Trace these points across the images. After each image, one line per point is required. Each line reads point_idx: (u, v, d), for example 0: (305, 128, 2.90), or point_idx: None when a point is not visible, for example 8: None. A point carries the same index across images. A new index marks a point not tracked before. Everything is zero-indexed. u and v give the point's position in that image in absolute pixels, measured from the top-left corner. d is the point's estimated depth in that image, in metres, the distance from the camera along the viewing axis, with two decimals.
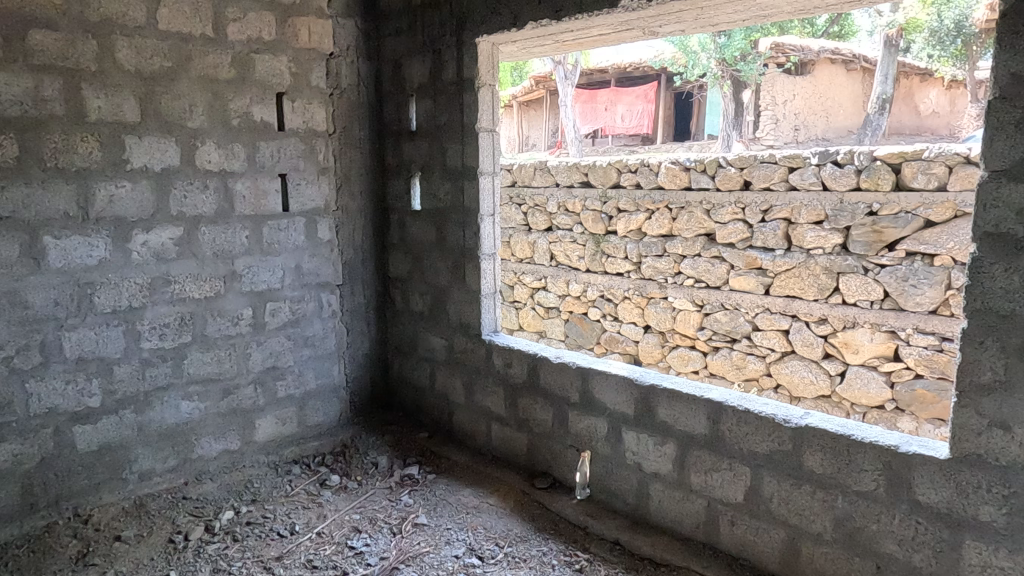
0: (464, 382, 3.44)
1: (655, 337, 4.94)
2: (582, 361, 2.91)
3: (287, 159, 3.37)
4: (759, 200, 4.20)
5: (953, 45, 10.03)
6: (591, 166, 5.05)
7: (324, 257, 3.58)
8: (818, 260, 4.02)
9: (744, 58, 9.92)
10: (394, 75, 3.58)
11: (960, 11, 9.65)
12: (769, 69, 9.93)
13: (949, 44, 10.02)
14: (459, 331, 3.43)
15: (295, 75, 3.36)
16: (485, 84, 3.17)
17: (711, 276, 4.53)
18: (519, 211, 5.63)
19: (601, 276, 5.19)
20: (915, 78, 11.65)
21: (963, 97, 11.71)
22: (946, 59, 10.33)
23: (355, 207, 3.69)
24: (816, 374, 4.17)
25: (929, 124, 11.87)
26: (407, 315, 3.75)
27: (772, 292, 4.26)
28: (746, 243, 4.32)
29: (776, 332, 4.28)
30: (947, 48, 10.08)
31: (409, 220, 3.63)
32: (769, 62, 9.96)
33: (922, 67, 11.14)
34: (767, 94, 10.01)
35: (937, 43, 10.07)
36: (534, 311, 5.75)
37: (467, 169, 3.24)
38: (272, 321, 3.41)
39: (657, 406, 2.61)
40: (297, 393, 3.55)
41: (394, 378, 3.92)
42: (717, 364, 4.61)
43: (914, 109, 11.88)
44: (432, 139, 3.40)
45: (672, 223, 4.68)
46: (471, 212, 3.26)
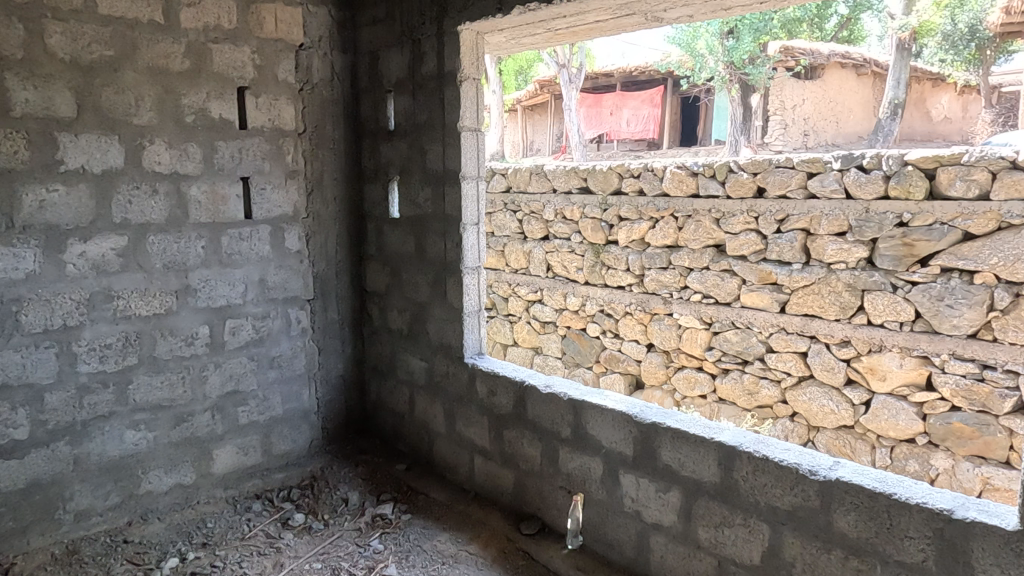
0: (444, 410, 3.09)
1: (659, 356, 4.57)
2: (574, 392, 2.56)
3: (250, 161, 3.04)
4: (774, 208, 3.86)
5: (968, 49, 9.85)
6: (592, 171, 4.71)
7: (293, 269, 3.24)
8: (840, 276, 3.65)
9: (752, 61, 9.53)
10: (371, 69, 3.25)
11: (974, 14, 9.39)
12: (779, 73, 9.70)
13: (964, 48, 9.81)
14: (440, 353, 3.08)
15: (259, 68, 3.03)
16: (469, 77, 2.83)
17: (720, 291, 4.16)
18: (514, 218, 5.29)
19: (600, 288, 4.82)
20: (926, 83, 11.24)
21: (976, 102, 11.32)
22: (959, 64, 10.06)
23: (328, 214, 3.36)
24: (837, 403, 3.78)
25: (941, 130, 11.48)
26: (385, 333, 3.41)
27: (788, 310, 3.89)
28: (760, 256, 3.96)
29: (793, 354, 3.90)
30: (960, 53, 9.87)
31: (386, 228, 3.29)
32: (778, 65, 9.62)
33: (934, 72, 10.71)
34: (776, 99, 9.80)
35: (951, 47, 9.84)
36: (528, 325, 5.39)
37: (449, 173, 2.90)
38: (233, 340, 3.08)
39: (659, 447, 2.25)
40: (261, 419, 3.22)
41: (371, 401, 3.58)
42: (726, 388, 4.24)
43: (925, 115, 11.39)
44: (412, 139, 3.07)
45: (678, 233, 4.32)
46: (453, 222, 2.92)
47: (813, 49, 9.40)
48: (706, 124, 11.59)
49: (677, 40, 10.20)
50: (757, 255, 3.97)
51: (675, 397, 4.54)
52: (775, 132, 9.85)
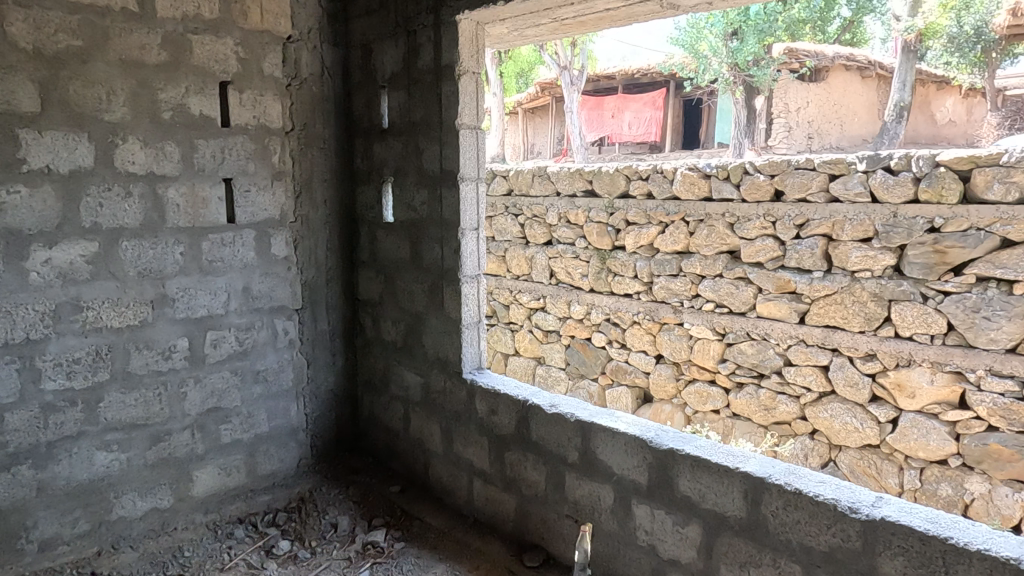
0: (442, 428, 2.88)
1: (669, 368, 4.35)
2: (581, 413, 2.35)
3: (233, 162, 2.83)
4: (794, 213, 3.65)
5: (974, 51, 9.55)
6: (597, 173, 4.51)
7: (280, 277, 3.03)
8: (864, 284, 3.45)
9: (756, 63, 9.32)
10: (363, 63, 3.04)
11: (980, 16, 9.08)
12: (784, 74, 9.46)
13: (969, 50, 9.51)
14: (436, 368, 2.87)
15: (243, 61, 2.82)
16: (467, 71, 2.62)
17: (734, 300, 3.95)
18: (515, 222, 5.08)
19: (606, 296, 4.61)
20: (931, 86, 11.08)
21: (981, 106, 11.06)
22: (965, 66, 9.78)
23: (318, 218, 3.15)
24: (862, 420, 3.56)
25: (945, 133, 11.23)
26: (378, 345, 3.20)
27: (808, 320, 3.68)
28: (778, 263, 3.75)
29: (814, 368, 3.68)
30: (966, 55, 9.56)
31: (380, 233, 3.08)
32: (782, 67, 9.39)
33: (940, 75, 10.58)
34: (780, 101, 9.54)
35: (956, 50, 9.56)
36: (530, 333, 5.17)
37: (446, 174, 2.69)
38: (214, 353, 2.87)
39: (677, 477, 2.04)
40: (245, 437, 3.00)
41: (364, 417, 3.36)
42: (741, 403, 4.01)
43: (930, 118, 11.22)
44: (407, 138, 2.86)
45: (690, 239, 4.11)
46: (450, 227, 2.71)
47: (816, 52, 9.34)
48: (710, 126, 11.39)
49: (681, 41, 10.05)
50: (774, 262, 3.76)
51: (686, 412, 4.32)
52: (778, 134, 9.62)
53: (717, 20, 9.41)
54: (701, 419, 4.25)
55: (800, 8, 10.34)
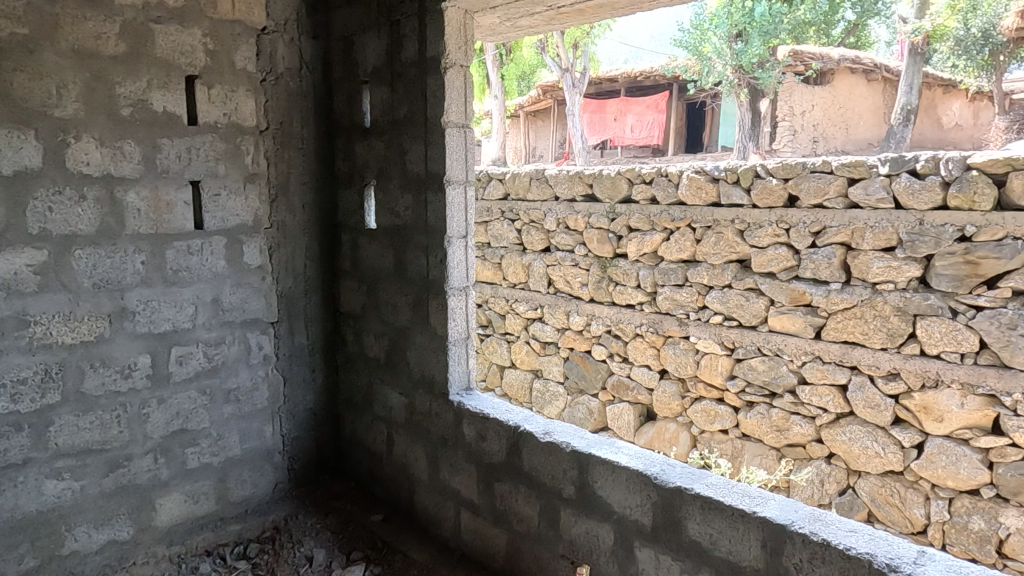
0: (427, 453, 2.65)
1: (673, 385, 4.10)
2: (578, 442, 2.11)
3: (201, 163, 2.61)
4: (809, 220, 3.42)
5: (982, 54, 9.36)
6: (598, 176, 4.27)
7: (253, 287, 2.81)
8: (887, 297, 3.21)
9: (762, 65, 9.17)
10: (344, 57, 2.82)
11: (987, 19, 8.98)
12: (788, 77, 9.07)
13: (977, 53, 9.33)
14: (421, 388, 2.64)
15: (212, 53, 2.60)
16: (455, 63, 2.39)
17: (744, 313, 3.71)
18: (512, 228, 4.84)
19: (607, 307, 4.36)
20: (937, 89, 10.66)
21: (988, 108, 10.91)
22: (972, 70, 9.51)
23: (296, 224, 2.92)
24: (884, 445, 3.31)
25: (952, 136, 10.86)
26: (360, 361, 2.96)
27: (824, 335, 3.44)
28: (792, 273, 3.52)
29: (831, 388, 3.44)
30: (974, 57, 9.36)
31: (362, 241, 2.85)
32: (786, 70, 9.05)
33: (946, 78, 10.17)
34: (785, 104, 9.12)
35: (963, 52, 9.41)
36: (527, 345, 4.91)
37: (431, 177, 2.46)
38: (180, 371, 2.63)
39: (685, 519, 1.80)
40: (214, 462, 2.77)
41: (345, 438, 3.13)
42: (751, 423, 3.76)
43: (936, 122, 10.84)
44: (389, 138, 2.63)
45: (697, 247, 3.87)
46: (436, 235, 2.48)
47: (822, 54, 8.87)
48: (712, 130, 11.13)
49: (686, 42, 9.96)
50: (788, 273, 3.52)
51: (691, 432, 4.06)
52: (783, 138, 9.18)
53: (721, 20, 9.34)
54: (707, 439, 3.99)
55: (804, 10, 10.18)
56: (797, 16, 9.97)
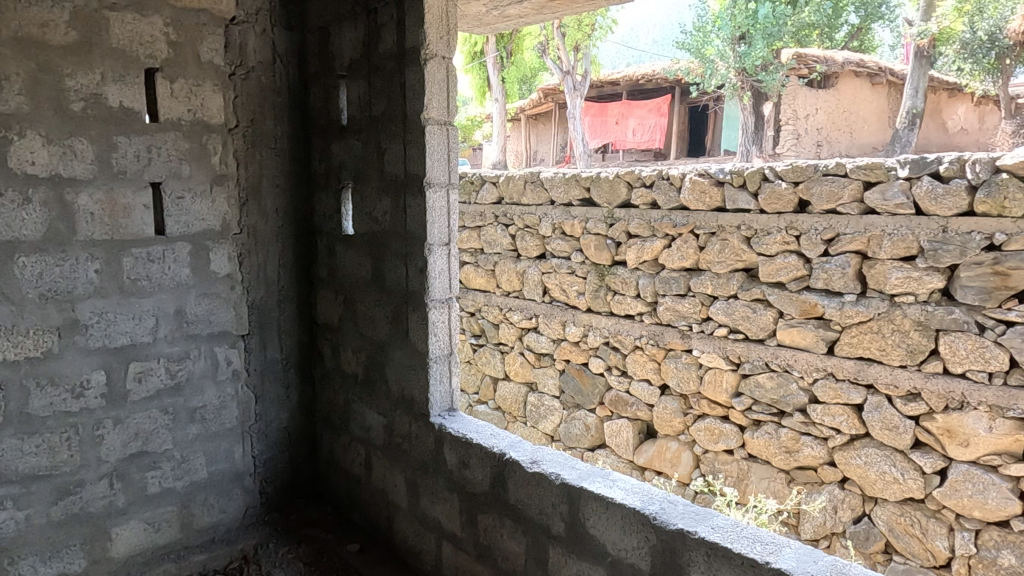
0: (406, 479, 2.44)
1: (675, 401, 3.70)
2: (569, 474, 1.90)
3: (162, 163, 2.40)
4: (821, 227, 3.05)
5: (988, 57, 8.79)
6: (595, 179, 3.90)
7: (221, 297, 2.60)
8: (906, 311, 2.85)
9: (765, 68, 8.99)
10: (320, 50, 2.61)
11: (995, 21, 8.45)
12: (791, 79, 8.68)
13: (983, 57, 8.76)
14: (401, 408, 2.43)
15: (174, 45, 2.39)
16: (436, 54, 2.18)
17: (751, 326, 3.31)
18: (506, 233, 4.46)
19: (605, 317, 3.96)
20: (943, 92, 10.36)
21: (995, 113, 10.79)
22: (978, 74, 8.97)
23: (268, 230, 2.72)
24: (903, 470, 2.94)
25: (957, 141, 10.64)
26: (338, 378, 2.76)
27: (837, 350, 3.06)
28: (803, 283, 3.11)
29: (845, 407, 3.07)
30: (980, 61, 8.81)
31: (339, 248, 2.65)
32: (791, 73, 8.80)
33: (952, 82, 9.87)
34: (788, 108, 8.76)
35: (968, 56, 8.85)
36: (522, 356, 4.49)
37: (411, 179, 2.26)
38: (139, 389, 2.42)
39: (688, 568, 1.59)
40: (177, 486, 2.55)
41: (323, 460, 2.92)
42: (758, 443, 3.37)
43: (941, 126, 10.52)
44: (367, 136, 2.43)
45: (700, 255, 3.50)
46: (416, 242, 2.27)
47: (825, 57, 8.61)
48: (716, 131, 10.89)
49: (688, 45, 9.79)
50: (799, 283, 3.12)
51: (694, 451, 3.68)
52: (787, 141, 8.91)
53: (725, 22, 9.20)
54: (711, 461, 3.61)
55: (809, 12, 10.00)
56: (802, 18, 9.75)
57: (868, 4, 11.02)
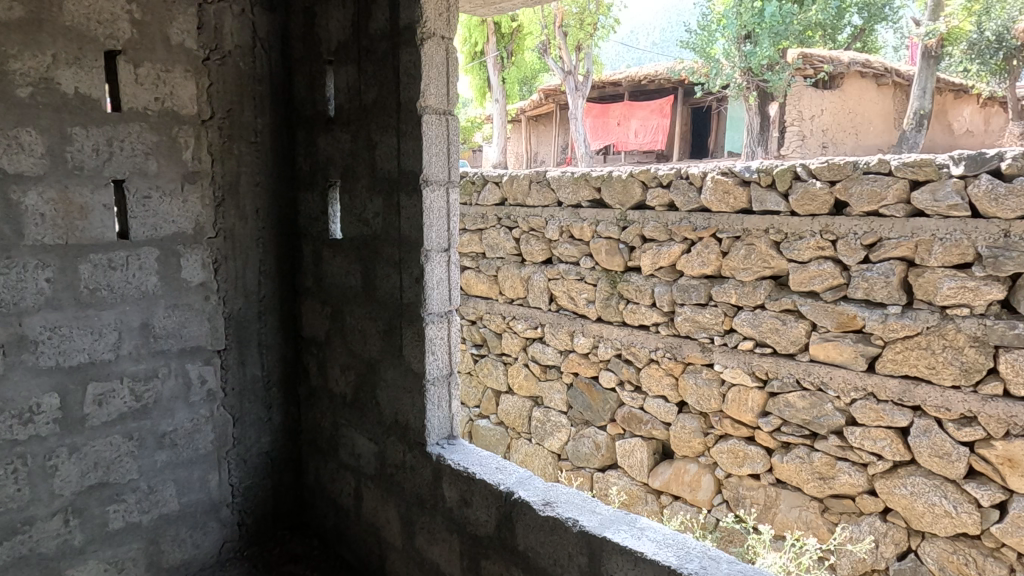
0: (401, 515, 2.16)
1: (694, 420, 3.12)
2: (588, 520, 1.62)
3: (124, 157, 2.12)
4: (861, 230, 2.52)
5: (995, 58, 7.96)
6: (606, 178, 3.38)
7: (194, 309, 2.33)
8: (960, 325, 2.31)
9: (771, 68, 8.63)
10: (305, 33, 2.34)
11: (1001, 22, 7.67)
12: (797, 81, 8.38)
13: (991, 57, 7.90)
14: (394, 435, 2.16)
15: (139, 24, 2.11)
16: (435, 33, 1.91)
17: (780, 340, 2.77)
18: (510, 237, 3.96)
19: (617, 328, 3.42)
20: (948, 92, 9.90)
21: (1001, 116, 10.22)
22: (985, 75, 8.13)
23: (247, 233, 2.44)
24: (957, 504, 2.36)
25: (963, 144, 10.28)
26: (324, 398, 2.48)
27: (879, 369, 2.51)
28: (839, 294, 2.59)
29: (887, 431, 2.50)
30: (987, 62, 7.94)
31: (325, 253, 2.37)
32: (796, 73, 8.37)
33: (958, 83, 9.47)
34: (794, 109, 8.46)
35: (976, 56, 7.96)
36: (526, 368, 3.96)
37: (405, 177, 1.98)
38: (99, 413, 2.14)
39: None
40: (144, 521, 2.27)
41: (309, 487, 2.64)
42: (787, 469, 2.79)
43: (947, 128, 10.22)
44: (356, 129, 2.16)
45: (723, 261, 2.95)
46: (412, 248, 2.00)
47: (831, 57, 8.23)
48: (716, 134, 10.55)
49: (694, 44, 9.47)
50: (835, 293, 2.60)
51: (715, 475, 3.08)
52: (789, 143, 8.50)
53: (730, 21, 8.87)
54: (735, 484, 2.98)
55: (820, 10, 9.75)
56: (811, 16, 9.40)
57: (872, 5, 10.89)
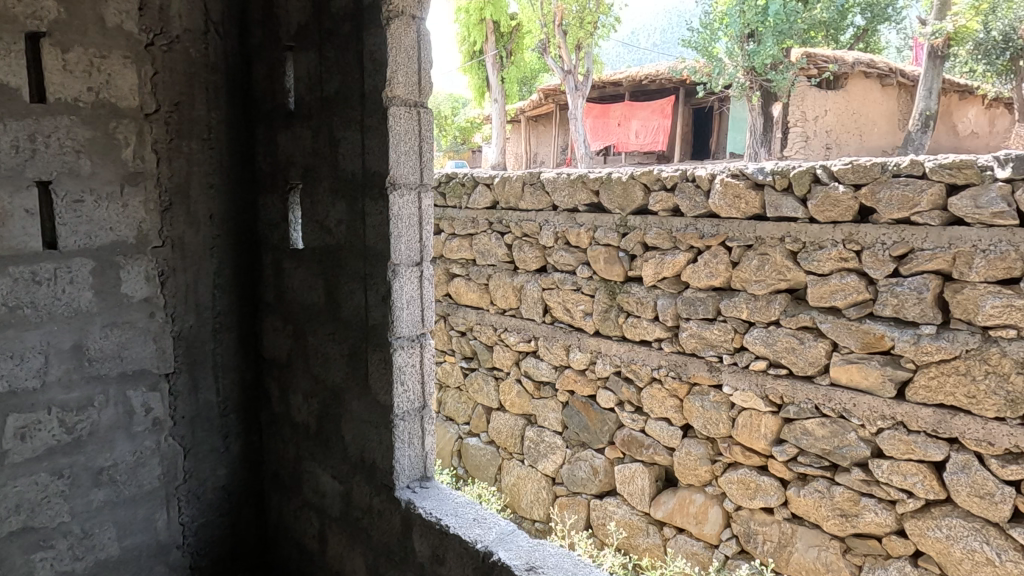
0: (368, 565, 1.89)
1: (701, 446, 2.84)
2: None
3: (50, 156, 1.84)
4: (890, 239, 2.24)
5: (1002, 58, 7.48)
6: (605, 180, 3.11)
7: (137, 328, 2.05)
8: (1005, 348, 2.03)
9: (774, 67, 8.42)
10: (264, 15, 2.07)
11: (1009, 22, 7.23)
12: (801, 80, 8.09)
13: (997, 57, 7.44)
14: (360, 475, 1.89)
15: (67, 3, 1.84)
16: (403, 12, 1.63)
17: (797, 360, 2.50)
18: (501, 243, 3.68)
19: (617, 343, 3.15)
20: (953, 95, 9.47)
21: (1005, 116, 9.99)
22: (991, 75, 7.73)
23: (200, 242, 2.16)
24: (1001, 551, 2.08)
25: (968, 145, 9.89)
26: (287, 427, 2.21)
27: (910, 396, 2.24)
28: (865, 310, 2.32)
29: (920, 465, 2.23)
30: (993, 62, 7.49)
31: (286, 265, 2.10)
32: (800, 73, 8.07)
33: (964, 83, 9.06)
34: (795, 109, 8.12)
35: (981, 56, 7.51)
36: (519, 384, 3.68)
37: (370, 179, 1.71)
38: (21, 448, 1.86)
39: None
40: (77, 569, 1.99)
41: (272, 525, 2.37)
42: (805, 503, 2.52)
43: (952, 129, 9.78)
44: (318, 124, 1.88)
45: (733, 272, 2.67)
46: (378, 262, 1.72)
47: (836, 57, 7.95)
48: (718, 135, 10.22)
49: (695, 43, 9.18)
50: (860, 310, 2.33)
51: (723, 507, 2.80)
52: (795, 143, 8.04)
53: (733, 19, 8.64)
54: (745, 519, 2.71)
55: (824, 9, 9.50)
56: (815, 14, 9.12)
57: (874, 5, 10.67)
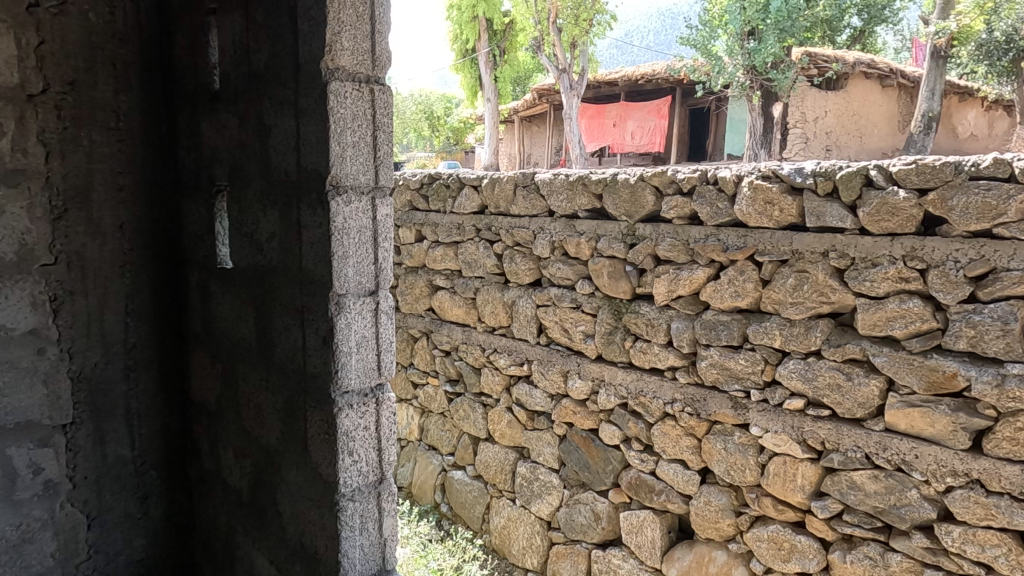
0: None
1: (722, 495, 2.42)
2: None
3: None
4: (965, 256, 1.82)
5: (1005, 59, 6.60)
6: (610, 183, 2.67)
7: (19, 368, 1.58)
8: None
9: (775, 66, 8.03)
10: None
11: (1010, 22, 6.36)
12: (801, 80, 7.59)
13: (1000, 59, 6.59)
14: (300, 564, 1.45)
15: None
16: None
17: (842, 400, 2.09)
18: (490, 253, 3.25)
19: (622, 371, 2.72)
20: (954, 97, 9.08)
21: (1003, 118, 9.57)
22: (993, 77, 6.76)
23: (106, 258, 1.70)
24: None
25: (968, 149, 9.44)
26: (217, 489, 1.76)
27: (990, 450, 1.82)
28: (931, 343, 1.90)
29: (1003, 535, 1.80)
30: (995, 63, 6.63)
31: (214, 288, 1.66)
32: (800, 74, 7.55)
33: (965, 86, 8.63)
34: (795, 110, 7.67)
35: (983, 57, 6.68)
36: (510, 414, 3.25)
37: (306, 180, 1.28)
38: None
39: None
40: None
41: None
42: (852, 571, 2.09)
43: (951, 132, 9.22)
44: (246, 108, 1.44)
45: (763, 292, 2.25)
46: (316, 291, 1.29)
47: (836, 57, 7.47)
48: (716, 138, 9.78)
49: (694, 40, 8.74)
50: (924, 342, 1.91)
51: (750, 569, 2.37)
52: (794, 145, 7.63)
53: (732, 16, 8.21)
54: None
55: (824, 6, 9.11)
56: (816, 11, 8.71)
57: (872, 6, 10.32)
